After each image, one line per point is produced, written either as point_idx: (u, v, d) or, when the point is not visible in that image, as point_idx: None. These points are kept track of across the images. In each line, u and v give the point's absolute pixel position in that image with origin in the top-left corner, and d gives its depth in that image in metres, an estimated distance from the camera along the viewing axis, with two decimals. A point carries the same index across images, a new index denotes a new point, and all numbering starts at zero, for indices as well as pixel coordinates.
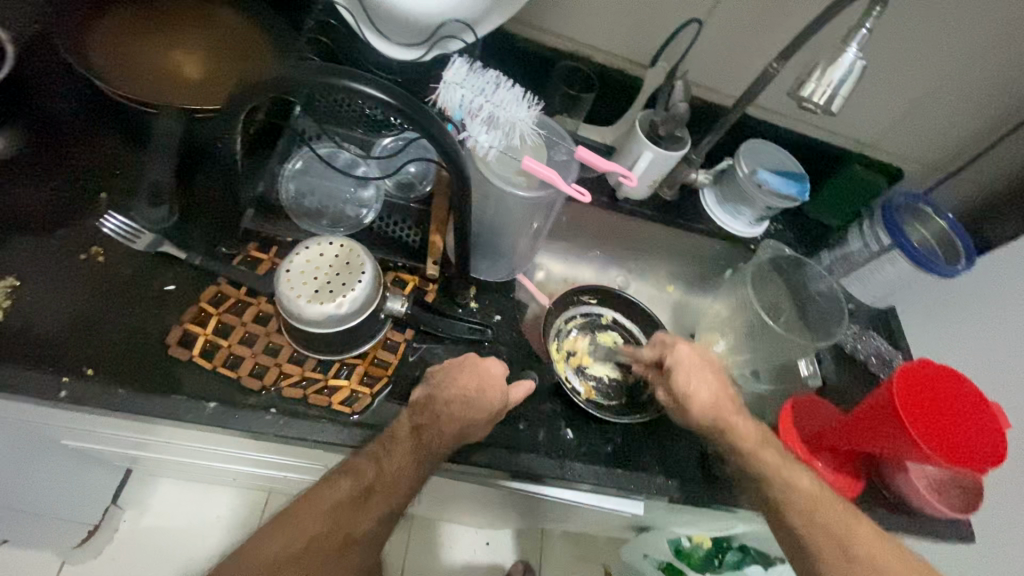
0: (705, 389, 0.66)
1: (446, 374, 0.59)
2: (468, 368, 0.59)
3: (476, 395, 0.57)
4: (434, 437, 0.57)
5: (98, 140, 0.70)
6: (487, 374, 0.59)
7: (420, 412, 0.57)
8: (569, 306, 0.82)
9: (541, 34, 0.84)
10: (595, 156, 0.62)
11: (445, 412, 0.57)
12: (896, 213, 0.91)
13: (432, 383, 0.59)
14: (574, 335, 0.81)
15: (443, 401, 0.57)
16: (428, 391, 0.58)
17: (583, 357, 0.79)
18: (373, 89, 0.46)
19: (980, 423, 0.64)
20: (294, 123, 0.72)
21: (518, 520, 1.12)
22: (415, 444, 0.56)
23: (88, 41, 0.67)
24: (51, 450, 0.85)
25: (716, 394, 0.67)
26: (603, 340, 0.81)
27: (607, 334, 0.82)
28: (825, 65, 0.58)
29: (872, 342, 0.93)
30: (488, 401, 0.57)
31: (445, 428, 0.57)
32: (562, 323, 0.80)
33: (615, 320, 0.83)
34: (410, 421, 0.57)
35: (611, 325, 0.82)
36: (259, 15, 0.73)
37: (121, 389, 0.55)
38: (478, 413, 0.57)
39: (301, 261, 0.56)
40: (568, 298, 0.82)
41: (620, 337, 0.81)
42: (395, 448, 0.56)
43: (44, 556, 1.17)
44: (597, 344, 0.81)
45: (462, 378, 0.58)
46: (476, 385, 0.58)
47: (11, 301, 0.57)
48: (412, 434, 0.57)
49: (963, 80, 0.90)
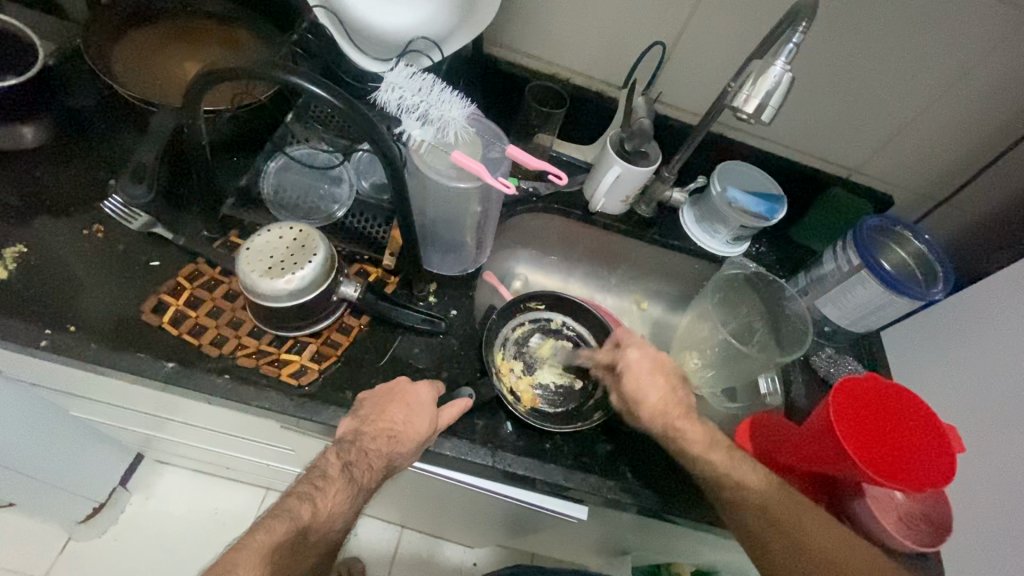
0: (655, 389, 0.68)
1: (377, 406, 0.62)
2: (397, 399, 0.62)
3: (403, 427, 0.59)
4: (364, 470, 0.57)
5: (110, 133, 0.80)
6: (416, 403, 0.62)
7: (348, 447, 0.58)
8: (517, 313, 0.83)
9: (518, 56, 0.90)
10: (526, 154, 0.62)
11: (372, 446, 0.58)
12: (869, 234, 0.86)
13: (363, 416, 0.61)
14: (521, 342, 0.82)
15: (371, 432, 0.59)
16: (357, 423, 0.61)
17: (529, 365, 0.80)
18: (318, 89, 0.52)
19: (927, 445, 0.62)
20: (284, 128, 0.81)
21: (491, 535, 1.13)
22: (348, 479, 0.56)
23: (115, 50, 0.79)
24: (58, 414, 0.95)
25: (669, 397, 0.68)
26: (551, 346, 0.83)
27: (555, 340, 0.83)
28: (757, 76, 0.61)
29: (847, 366, 0.87)
30: (414, 430, 0.60)
31: (375, 459, 0.58)
32: (509, 329, 0.81)
33: (563, 325, 0.84)
34: (339, 457, 0.57)
35: (559, 331, 0.84)
36: (262, 31, 0.83)
37: (93, 344, 0.64)
38: (405, 444, 0.59)
39: (261, 242, 0.63)
40: (515, 306, 0.82)
41: (567, 343, 0.83)
42: (328, 485, 0.55)
43: (54, 530, 1.27)
44: (544, 351, 0.82)
45: (391, 411, 0.61)
46: (405, 416, 0.60)
47: (17, 264, 0.68)
48: (344, 469, 0.56)
49: (944, 106, 0.83)
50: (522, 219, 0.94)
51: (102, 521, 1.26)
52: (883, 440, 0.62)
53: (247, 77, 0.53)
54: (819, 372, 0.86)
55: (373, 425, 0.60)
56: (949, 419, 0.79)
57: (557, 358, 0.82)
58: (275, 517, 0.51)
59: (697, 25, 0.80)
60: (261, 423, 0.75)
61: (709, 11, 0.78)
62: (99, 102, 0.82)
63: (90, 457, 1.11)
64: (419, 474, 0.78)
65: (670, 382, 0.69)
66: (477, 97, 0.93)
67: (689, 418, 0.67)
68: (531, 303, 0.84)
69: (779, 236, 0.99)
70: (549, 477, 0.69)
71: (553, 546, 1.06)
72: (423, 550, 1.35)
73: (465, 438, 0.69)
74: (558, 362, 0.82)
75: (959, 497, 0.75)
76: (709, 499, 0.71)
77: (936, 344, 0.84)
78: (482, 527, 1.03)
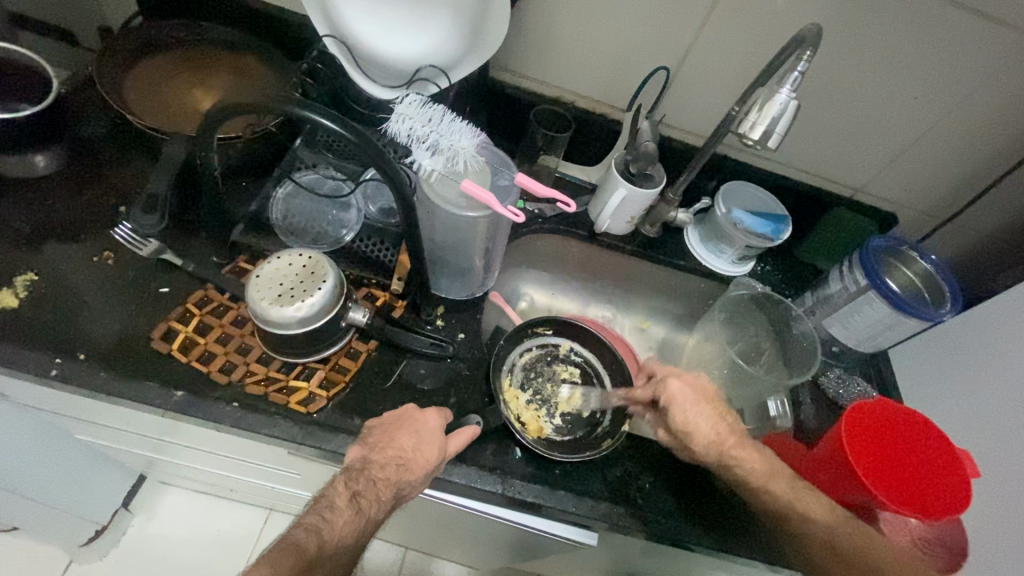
0: (704, 421, 0.66)
1: (385, 433, 0.62)
2: (406, 426, 0.62)
3: (411, 455, 0.59)
4: (372, 501, 0.56)
5: (122, 160, 0.81)
6: (425, 430, 0.62)
7: (356, 476, 0.57)
8: (525, 338, 0.82)
9: (525, 79, 0.91)
10: (534, 182, 0.62)
11: (380, 475, 0.57)
12: (875, 255, 0.85)
13: (372, 443, 0.61)
14: (529, 368, 0.81)
15: (379, 459, 0.59)
16: (365, 451, 0.60)
17: (536, 392, 0.80)
18: (330, 122, 0.53)
19: (943, 470, 0.61)
20: (292, 153, 0.81)
21: (497, 558, 1.11)
22: (355, 510, 0.54)
23: (126, 80, 0.80)
24: (63, 438, 0.95)
25: (719, 425, 0.67)
26: (559, 372, 0.82)
27: (563, 366, 0.83)
28: (763, 103, 0.62)
29: (855, 386, 0.86)
30: (424, 458, 0.59)
31: (383, 489, 0.57)
32: (516, 355, 0.81)
33: (571, 350, 0.84)
34: (346, 487, 0.56)
35: (566, 357, 0.83)
36: (273, 59, 0.85)
37: (102, 372, 0.65)
38: (414, 472, 0.59)
39: (271, 269, 0.63)
40: (523, 331, 0.82)
41: (574, 369, 0.83)
42: (336, 516, 0.53)
43: (56, 552, 1.25)
44: (552, 377, 0.82)
45: (399, 438, 0.60)
46: (413, 443, 0.60)
47: (28, 292, 0.68)
48: (351, 500, 0.55)
49: (947, 126, 0.83)
50: (528, 240, 0.95)
51: (103, 545, 1.24)
52: (891, 466, 0.62)
53: (261, 109, 0.53)
54: (827, 392, 0.86)
55: (381, 453, 0.59)
56: (960, 441, 0.78)
57: (565, 384, 0.81)
58: (280, 549, 0.49)
59: (702, 49, 0.81)
60: (267, 447, 0.74)
61: (714, 34, 0.79)
62: (110, 130, 0.83)
63: (94, 479, 1.10)
64: (426, 500, 0.77)
65: (719, 412, 0.68)
66: (483, 119, 0.94)
67: (743, 447, 0.65)
68: (538, 328, 0.83)
69: (784, 255, 0.99)
70: (559, 503, 0.68)
71: (558, 569, 1.04)
72: (425, 570, 1.33)
73: (474, 463, 0.69)
74: (566, 388, 0.81)
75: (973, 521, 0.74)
76: (718, 524, 0.70)
77: (943, 364, 0.84)
78: (486, 550, 1.01)
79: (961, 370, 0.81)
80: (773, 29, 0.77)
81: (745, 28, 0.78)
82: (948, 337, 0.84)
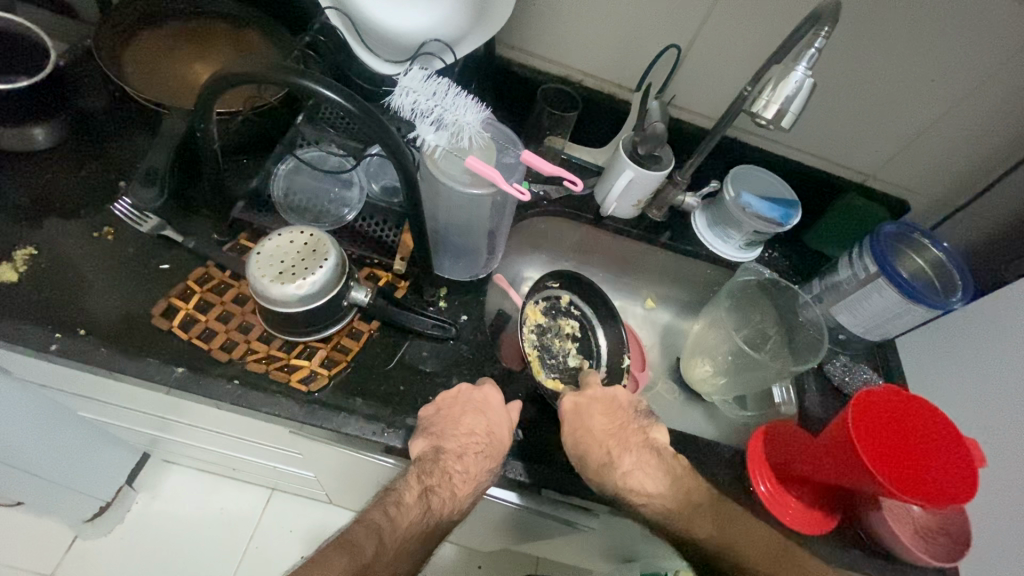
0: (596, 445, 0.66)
1: (448, 418, 0.64)
2: (470, 410, 0.65)
3: (485, 439, 0.63)
4: (447, 495, 0.60)
5: (123, 135, 0.80)
6: (491, 410, 0.65)
7: (430, 470, 0.61)
8: (535, 294, 0.83)
9: (532, 58, 0.89)
10: (540, 159, 0.61)
11: (458, 467, 0.61)
12: (886, 243, 0.84)
13: (438, 432, 0.63)
14: (539, 323, 0.83)
15: (454, 448, 0.62)
16: (435, 440, 0.63)
17: (545, 345, 0.82)
18: (331, 92, 0.51)
19: (953, 458, 0.60)
20: (293, 129, 0.80)
21: (498, 540, 1.12)
22: (427, 507, 0.59)
23: (126, 53, 0.79)
24: (66, 414, 0.95)
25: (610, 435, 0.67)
26: (562, 326, 0.85)
27: (566, 320, 0.85)
28: (776, 82, 0.60)
29: (861, 373, 0.85)
30: (498, 440, 0.64)
31: (461, 483, 0.61)
32: (529, 312, 0.82)
33: (572, 303, 0.86)
34: (420, 483, 0.60)
35: (568, 310, 0.85)
36: (276, 32, 0.83)
37: (102, 349, 0.64)
38: (492, 458, 0.63)
39: (271, 246, 0.62)
40: (539, 285, 0.82)
41: (576, 321, 0.85)
42: (403, 512, 0.58)
43: (62, 528, 1.27)
44: (557, 332, 0.84)
45: (467, 422, 0.63)
46: (484, 427, 0.64)
47: (27, 267, 0.68)
48: (424, 497, 0.59)
49: (965, 109, 0.81)
50: (532, 223, 0.93)
51: (108, 521, 1.25)
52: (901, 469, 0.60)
53: (258, 80, 0.52)
54: (833, 380, 0.85)
55: (453, 442, 0.62)
56: (969, 430, 0.76)
57: (570, 339, 0.84)
58: None
59: (713, 26, 0.79)
60: (266, 426, 0.74)
61: (726, 12, 0.77)
62: (110, 103, 0.82)
63: (97, 457, 1.11)
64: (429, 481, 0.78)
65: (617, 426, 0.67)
66: (489, 98, 0.92)
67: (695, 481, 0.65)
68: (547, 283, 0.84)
69: (791, 241, 0.98)
70: (560, 486, 0.68)
71: (558, 552, 1.05)
72: None
73: None
74: (570, 343, 0.84)
75: (978, 510, 0.73)
76: None
77: (953, 352, 0.82)
78: (487, 532, 1.02)
79: (974, 359, 0.79)
80: (788, 7, 0.74)
81: (758, 5, 0.75)
82: (958, 325, 0.83)
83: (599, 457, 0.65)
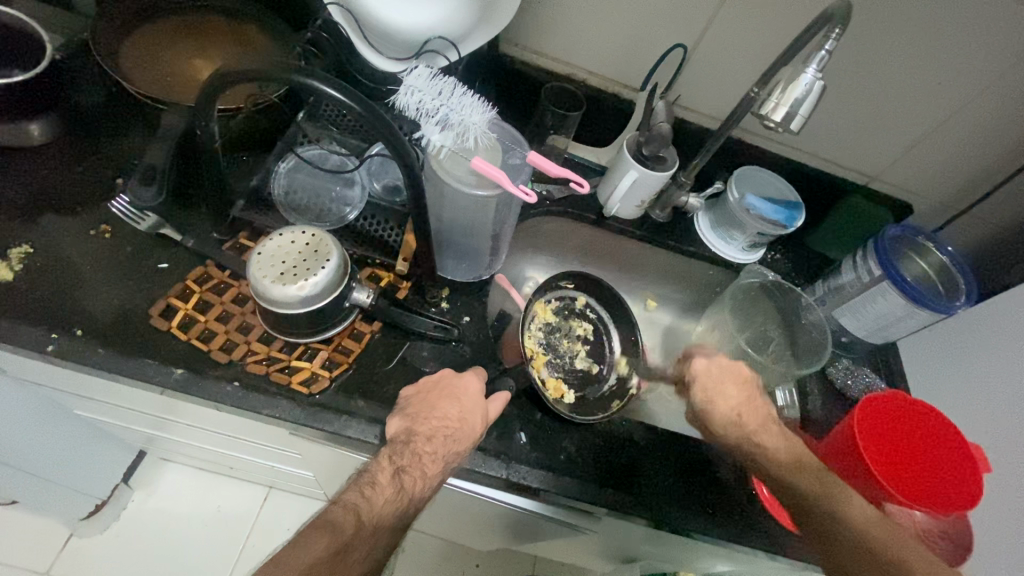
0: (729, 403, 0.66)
1: (425, 403, 0.62)
2: (445, 395, 0.62)
3: (457, 424, 0.60)
4: (417, 477, 0.56)
5: (120, 130, 0.79)
6: (465, 396, 0.62)
7: (400, 451, 0.57)
8: (548, 291, 0.83)
9: (536, 56, 0.88)
10: (547, 160, 0.60)
11: (427, 449, 0.57)
12: (890, 246, 0.83)
13: (412, 414, 0.61)
14: (549, 323, 0.84)
15: (424, 431, 0.59)
16: (408, 423, 0.60)
17: (552, 345, 0.83)
18: (334, 91, 0.50)
19: (956, 464, 0.60)
20: (295, 126, 0.79)
21: (497, 539, 1.12)
22: (397, 488, 0.54)
23: (123, 48, 0.77)
24: (61, 412, 0.94)
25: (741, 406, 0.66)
26: (574, 327, 0.85)
27: (579, 321, 0.85)
28: (786, 84, 0.59)
29: (863, 377, 0.85)
30: (470, 427, 0.60)
31: (429, 464, 0.57)
32: (539, 310, 0.83)
33: (587, 305, 0.86)
34: (390, 463, 0.56)
35: (582, 312, 0.85)
36: (276, 27, 0.82)
37: (100, 349, 0.63)
38: (461, 442, 0.59)
39: (273, 246, 0.61)
40: (550, 284, 0.82)
41: (589, 324, 0.85)
42: (376, 493, 0.53)
43: (57, 525, 1.26)
44: (567, 332, 0.85)
45: (442, 407, 0.61)
46: (458, 412, 0.60)
47: (23, 265, 0.67)
48: (394, 476, 0.55)
49: (971, 113, 0.80)
50: (534, 223, 0.93)
51: (104, 519, 1.24)
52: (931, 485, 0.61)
53: (260, 78, 0.51)
54: (835, 383, 0.84)
55: (425, 425, 0.59)
56: (971, 435, 0.76)
57: (580, 341, 0.84)
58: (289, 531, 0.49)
59: (719, 26, 0.78)
60: (265, 426, 0.73)
61: (733, 13, 0.76)
62: (108, 98, 0.80)
63: (93, 455, 1.10)
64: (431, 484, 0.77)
65: (700, 389, 0.67)
66: (492, 96, 0.91)
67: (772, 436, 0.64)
68: (562, 281, 0.84)
69: (795, 243, 0.97)
70: (563, 490, 0.67)
71: (557, 551, 1.05)
72: (423, 549, 1.33)
73: (478, 448, 0.68)
74: (580, 345, 0.84)
75: (979, 515, 0.73)
76: (723, 513, 0.70)
77: (956, 355, 0.82)
78: (486, 531, 1.01)
79: (977, 364, 0.79)
80: (796, 9, 0.74)
81: (765, 6, 0.74)
82: (961, 329, 0.83)
83: (725, 413, 0.65)
